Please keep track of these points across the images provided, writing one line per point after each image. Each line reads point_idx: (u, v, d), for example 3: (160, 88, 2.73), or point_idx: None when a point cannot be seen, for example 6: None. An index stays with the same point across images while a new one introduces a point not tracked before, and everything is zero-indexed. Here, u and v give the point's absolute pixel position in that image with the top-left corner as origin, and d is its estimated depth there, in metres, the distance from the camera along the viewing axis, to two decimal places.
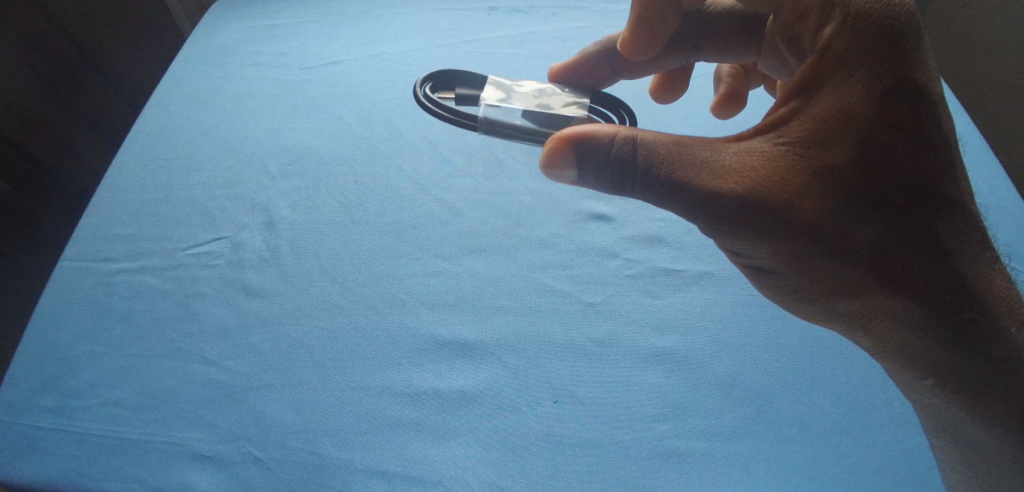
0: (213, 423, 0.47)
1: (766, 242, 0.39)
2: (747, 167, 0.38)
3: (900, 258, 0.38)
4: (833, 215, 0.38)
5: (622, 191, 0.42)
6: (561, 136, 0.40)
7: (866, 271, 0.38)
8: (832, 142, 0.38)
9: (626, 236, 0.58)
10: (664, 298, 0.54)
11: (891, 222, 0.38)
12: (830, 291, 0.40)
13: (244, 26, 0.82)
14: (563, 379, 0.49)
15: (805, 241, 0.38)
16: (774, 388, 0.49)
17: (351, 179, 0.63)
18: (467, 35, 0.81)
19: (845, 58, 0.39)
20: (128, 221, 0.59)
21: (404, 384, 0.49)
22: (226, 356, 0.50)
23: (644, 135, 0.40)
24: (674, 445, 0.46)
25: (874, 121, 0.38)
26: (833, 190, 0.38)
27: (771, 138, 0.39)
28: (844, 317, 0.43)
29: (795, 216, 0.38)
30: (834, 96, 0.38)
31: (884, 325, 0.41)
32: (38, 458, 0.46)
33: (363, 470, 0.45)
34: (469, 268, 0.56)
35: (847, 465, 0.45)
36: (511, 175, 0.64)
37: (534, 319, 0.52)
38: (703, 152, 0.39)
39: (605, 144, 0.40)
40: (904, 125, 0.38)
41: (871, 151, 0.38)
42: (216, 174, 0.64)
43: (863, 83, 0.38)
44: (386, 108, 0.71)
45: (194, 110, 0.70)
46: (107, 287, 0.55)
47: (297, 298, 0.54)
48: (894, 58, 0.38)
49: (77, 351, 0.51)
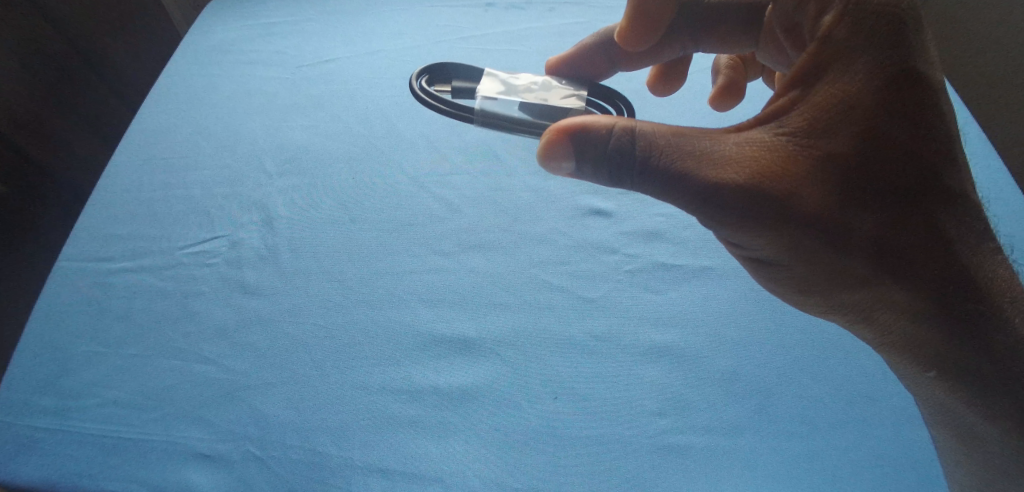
0: (213, 422, 0.47)
1: (768, 233, 0.39)
2: (748, 157, 0.38)
3: (902, 249, 0.38)
4: (834, 205, 0.37)
5: (621, 184, 0.41)
6: (559, 127, 0.40)
7: (870, 262, 0.38)
8: (831, 131, 0.38)
9: (625, 231, 0.58)
10: (663, 293, 0.54)
11: (894, 211, 0.38)
12: (833, 282, 0.40)
13: (242, 25, 0.82)
14: (564, 375, 0.49)
15: (805, 232, 0.38)
16: (776, 382, 0.49)
17: (349, 177, 0.63)
18: (465, 32, 0.80)
19: (846, 46, 0.38)
20: (126, 221, 0.59)
21: (404, 381, 0.49)
22: (225, 354, 0.50)
23: (643, 126, 0.40)
24: (675, 440, 0.46)
25: (876, 109, 0.38)
26: (835, 180, 0.37)
27: (771, 129, 0.39)
28: (846, 309, 0.42)
29: (796, 206, 0.37)
30: (834, 86, 0.38)
31: (886, 316, 0.41)
32: (38, 459, 0.46)
33: (364, 467, 0.45)
34: (468, 265, 0.56)
35: (850, 459, 0.45)
36: (510, 171, 0.64)
37: (535, 315, 0.52)
38: (703, 142, 0.39)
39: (604, 134, 0.40)
40: (905, 114, 0.38)
41: (872, 140, 0.37)
42: (214, 173, 0.63)
43: (865, 72, 0.38)
44: (384, 105, 0.70)
45: (191, 109, 0.70)
46: (107, 287, 0.55)
47: (296, 296, 0.54)
48: (895, 46, 0.38)
49: (76, 351, 0.51)
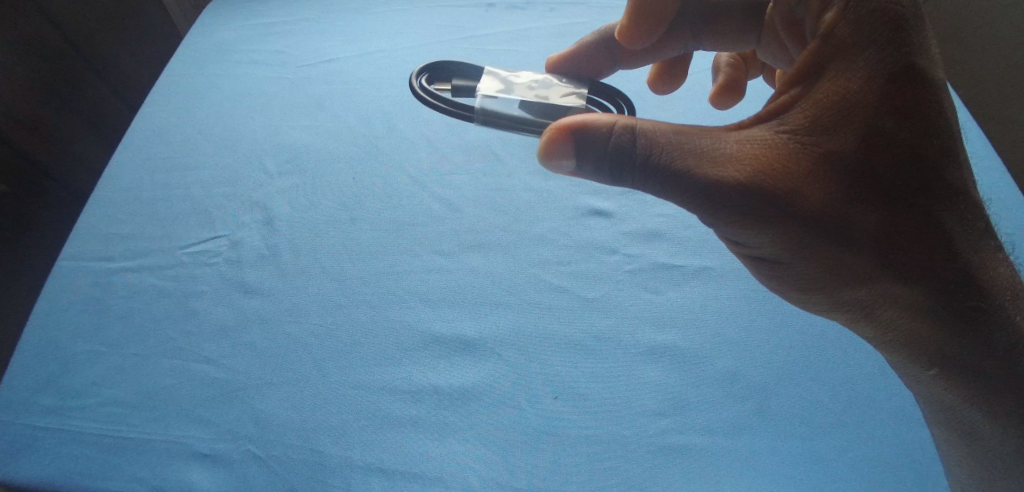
0: (213, 421, 0.47)
1: (768, 231, 0.39)
2: (749, 155, 0.38)
3: (903, 246, 0.38)
4: (835, 203, 0.37)
5: (622, 182, 0.41)
6: (559, 125, 0.40)
7: (871, 259, 0.38)
8: (832, 129, 0.38)
9: (625, 231, 0.58)
10: (663, 293, 0.54)
11: (895, 209, 0.38)
12: (834, 280, 0.40)
13: (242, 25, 0.82)
14: (564, 374, 0.49)
15: (807, 229, 0.38)
16: (776, 382, 0.48)
17: (349, 177, 0.63)
18: (466, 32, 0.80)
19: (847, 44, 0.38)
20: (127, 220, 0.59)
21: (404, 381, 0.48)
22: (225, 354, 0.50)
23: (644, 124, 0.40)
24: (675, 440, 0.46)
25: (877, 107, 0.38)
26: (836, 177, 0.37)
27: (772, 126, 0.39)
28: (847, 307, 0.42)
29: (797, 204, 0.37)
30: (835, 84, 0.38)
31: (887, 314, 0.41)
32: (38, 458, 0.46)
33: (363, 467, 0.45)
34: (468, 265, 0.56)
35: (851, 459, 0.45)
36: (510, 171, 0.64)
37: (535, 315, 0.52)
38: (703, 140, 0.39)
39: (605, 132, 0.40)
40: (907, 111, 0.38)
41: (873, 137, 0.37)
42: (214, 172, 0.63)
43: (866, 69, 0.38)
44: (384, 105, 0.70)
45: (192, 108, 0.70)
46: (107, 286, 0.55)
47: (297, 295, 0.54)
48: (896, 43, 0.38)
49: (76, 351, 0.51)
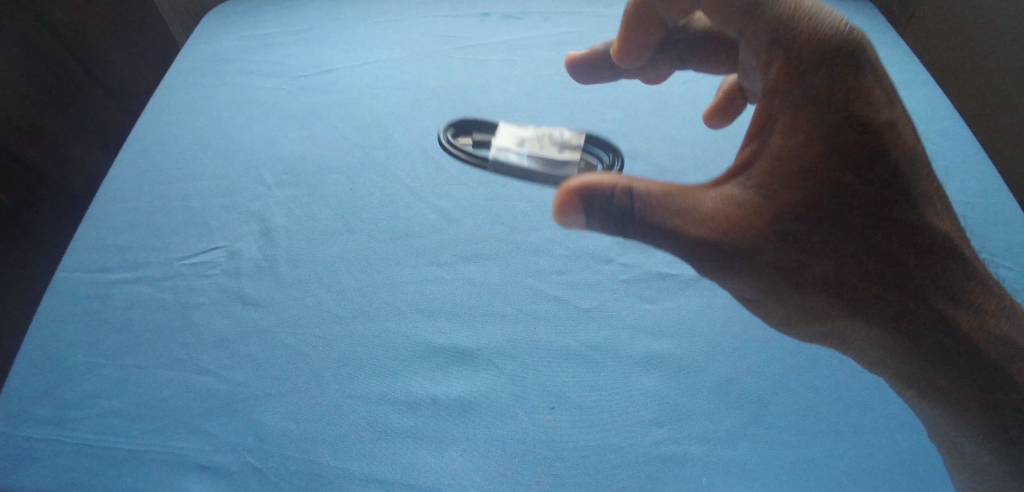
0: (212, 432, 0.47)
1: (758, 279, 0.45)
2: (738, 216, 0.43)
3: (872, 287, 0.44)
4: (813, 257, 0.43)
5: (628, 234, 0.46)
6: (568, 188, 0.44)
7: (845, 301, 0.44)
8: (812, 185, 0.42)
9: (620, 242, 0.58)
10: (658, 303, 0.54)
11: (869, 251, 0.44)
12: (820, 316, 0.46)
13: (240, 34, 0.83)
14: (558, 385, 0.49)
15: (787, 279, 0.44)
16: (770, 393, 0.49)
17: (347, 186, 0.63)
18: (461, 42, 0.81)
19: (810, 92, 0.42)
20: (125, 231, 0.59)
21: (402, 391, 0.49)
22: (224, 365, 0.50)
23: (644, 184, 0.44)
24: (668, 449, 0.46)
25: (845, 163, 0.42)
26: (813, 234, 0.43)
27: (755, 183, 0.44)
28: (837, 337, 0.48)
29: (780, 258, 0.44)
30: (802, 132, 0.42)
31: (872, 341, 0.46)
32: (37, 470, 0.46)
33: (362, 478, 0.45)
34: (465, 275, 0.56)
35: (842, 466, 0.45)
36: (507, 182, 0.64)
37: (531, 326, 0.52)
38: (696, 200, 0.44)
39: (608, 193, 0.44)
40: (869, 160, 0.43)
41: (844, 191, 0.43)
42: (213, 183, 0.64)
43: (833, 121, 0.42)
44: (381, 115, 0.71)
45: (191, 118, 0.71)
46: (104, 297, 0.55)
47: (294, 307, 0.54)
48: (849, 96, 0.42)
49: (75, 363, 0.51)
